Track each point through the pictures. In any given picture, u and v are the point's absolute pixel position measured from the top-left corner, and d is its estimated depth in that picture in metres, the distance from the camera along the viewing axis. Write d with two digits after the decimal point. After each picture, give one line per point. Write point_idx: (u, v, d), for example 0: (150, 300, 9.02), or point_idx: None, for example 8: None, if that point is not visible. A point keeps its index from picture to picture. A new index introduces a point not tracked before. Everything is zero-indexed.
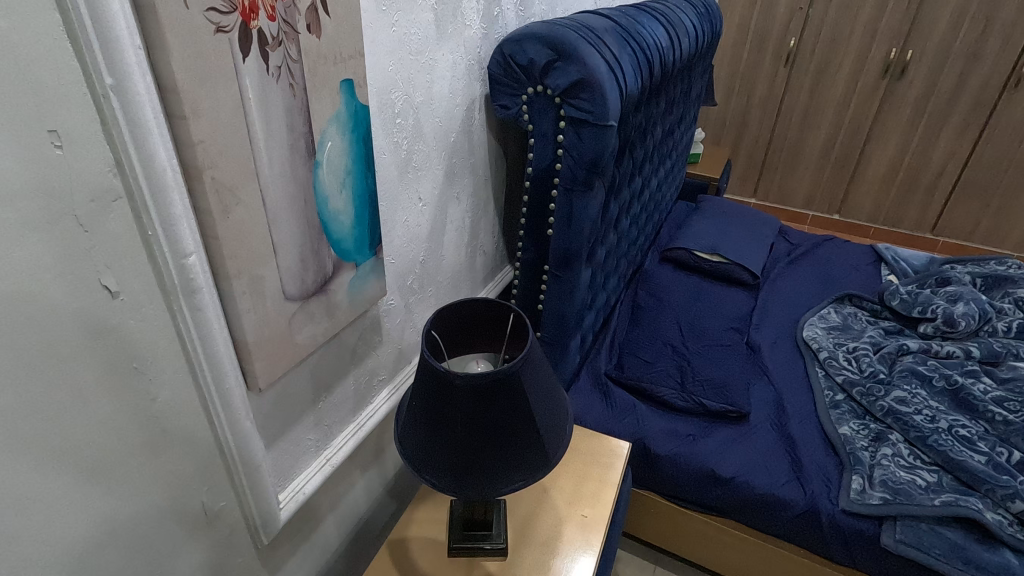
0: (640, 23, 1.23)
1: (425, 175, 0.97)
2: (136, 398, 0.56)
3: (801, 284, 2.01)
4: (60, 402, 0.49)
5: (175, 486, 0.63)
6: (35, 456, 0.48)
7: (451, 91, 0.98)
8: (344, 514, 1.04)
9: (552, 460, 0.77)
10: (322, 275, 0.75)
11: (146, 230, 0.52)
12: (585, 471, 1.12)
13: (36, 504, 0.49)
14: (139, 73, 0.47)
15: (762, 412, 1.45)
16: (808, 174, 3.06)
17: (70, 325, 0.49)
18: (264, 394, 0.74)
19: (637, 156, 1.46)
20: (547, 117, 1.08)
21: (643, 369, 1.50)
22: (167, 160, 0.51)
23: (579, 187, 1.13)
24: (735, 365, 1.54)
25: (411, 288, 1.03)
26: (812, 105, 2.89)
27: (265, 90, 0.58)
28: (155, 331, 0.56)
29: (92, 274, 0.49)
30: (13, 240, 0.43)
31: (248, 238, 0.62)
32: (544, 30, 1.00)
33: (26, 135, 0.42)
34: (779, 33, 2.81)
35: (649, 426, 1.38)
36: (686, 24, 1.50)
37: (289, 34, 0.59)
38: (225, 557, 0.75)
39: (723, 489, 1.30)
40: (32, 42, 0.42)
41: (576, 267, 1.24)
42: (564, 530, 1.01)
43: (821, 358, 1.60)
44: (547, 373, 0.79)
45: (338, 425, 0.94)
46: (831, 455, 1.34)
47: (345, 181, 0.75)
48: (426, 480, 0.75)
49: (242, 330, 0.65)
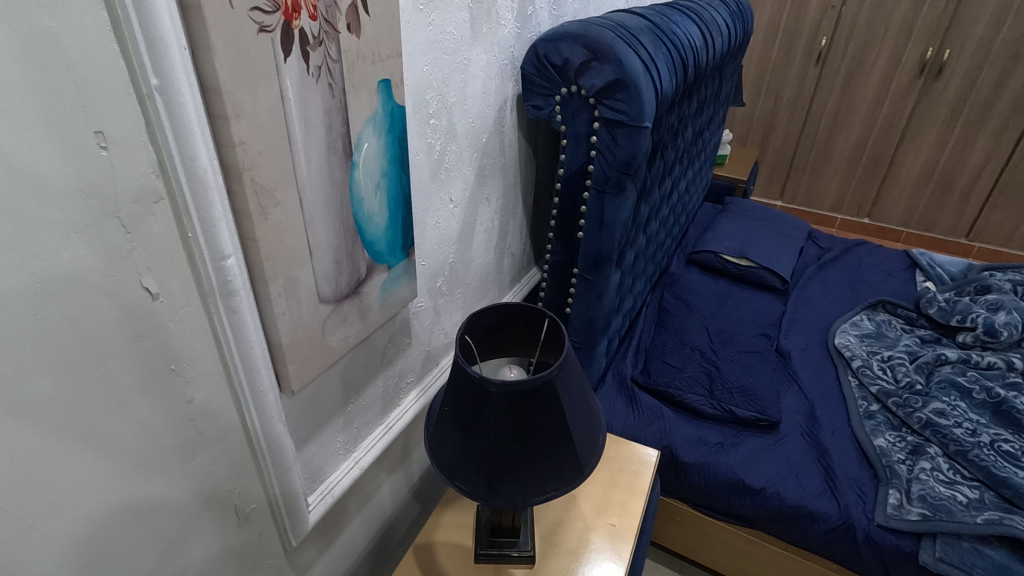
0: (675, 21, 1.21)
1: (456, 176, 0.96)
2: (173, 399, 0.56)
3: (832, 290, 1.96)
4: (100, 403, 0.49)
5: (208, 487, 0.63)
6: (74, 457, 0.48)
7: (484, 92, 0.97)
8: (371, 516, 1.03)
9: (585, 470, 0.75)
10: (355, 277, 0.74)
11: (186, 231, 0.52)
12: (613, 478, 1.10)
13: (75, 506, 0.49)
14: (183, 72, 0.47)
15: (793, 421, 1.41)
16: (837, 176, 2.99)
17: (110, 327, 0.48)
18: (296, 396, 0.73)
19: (668, 158, 1.44)
20: (581, 118, 1.06)
21: (670, 374, 1.47)
22: (208, 161, 0.51)
23: (611, 189, 1.11)
24: (765, 371, 1.50)
25: (441, 290, 1.02)
26: (843, 105, 2.82)
27: (305, 90, 0.58)
28: (192, 333, 0.56)
29: (133, 276, 0.49)
30: (58, 241, 0.43)
31: (285, 240, 0.61)
32: (579, 30, 0.98)
33: (74, 135, 0.42)
34: (811, 31, 2.74)
35: (676, 432, 1.36)
36: (720, 23, 1.47)
37: (329, 33, 0.58)
38: (256, 558, 0.75)
39: (752, 500, 1.27)
40: (80, 42, 0.41)
41: (605, 270, 1.22)
42: (592, 539, 0.99)
43: (854, 367, 1.56)
44: (580, 381, 0.77)
45: (367, 427, 0.93)
46: (865, 468, 1.30)
47: (380, 183, 0.74)
48: (457, 488, 0.74)
49: (277, 332, 0.64)
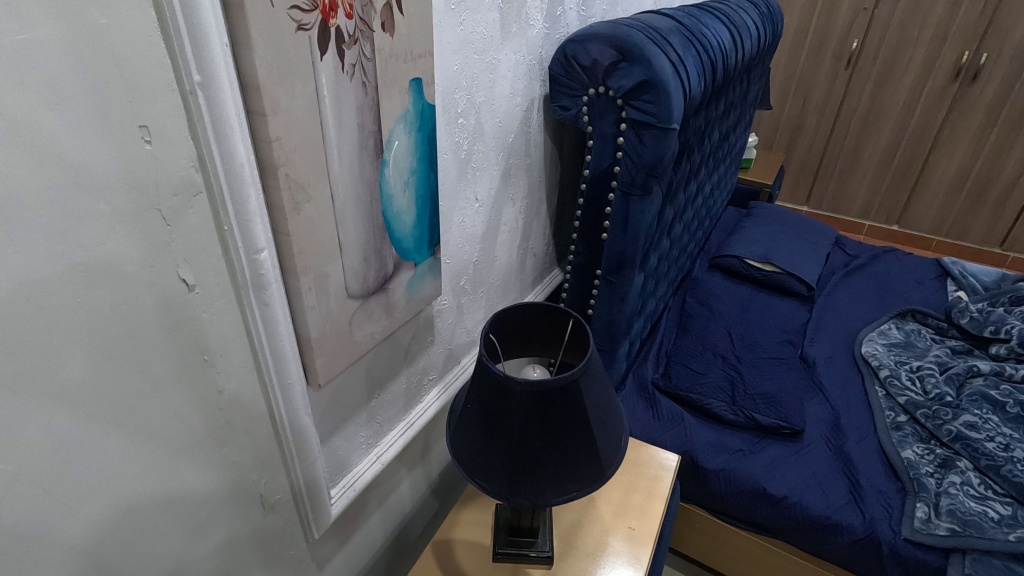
0: (704, 23, 1.19)
1: (483, 175, 0.96)
2: (205, 389, 0.57)
3: (859, 298, 1.92)
4: (138, 391, 0.50)
5: (236, 475, 0.64)
6: (112, 442, 0.49)
7: (512, 92, 0.97)
8: (390, 512, 1.04)
9: (607, 472, 0.75)
10: (382, 274, 0.75)
11: (223, 224, 0.53)
12: (633, 482, 1.09)
13: (110, 490, 0.50)
14: (224, 69, 0.48)
15: (817, 429, 1.39)
16: (866, 182, 2.93)
17: (148, 316, 0.49)
18: (322, 390, 0.74)
19: (694, 160, 1.42)
20: (608, 119, 1.06)
21: (692, 379, 1.46)
22: (245, 155, 0.52)
23: (637, 191, 1.10)
24: (789, 379, 1.48)
25: (464, 289, 1.03)
26: (873, 109, 2.77)
27: (339, 88, 0.58)
28: (225, 325, 0.57)
29: (171, 267, 0.50)
30: (103, 232, 0.44)
31: (316, 236, 0.62)
32: (608, 30, 0.98)
33: (120, 129, 0.43)
34: (841, 34, 2.69)
35: (696, 437, 1.35)
36: (750, 24, 1.45)
37: (364, 32, 0.59)
38: (279, 549, 0.76)
39: (774, 509, 1.25)
40: (128, 38, 0.42)
41: (629, 273, 1.21)
42: (611, 542, 0.99)
43: (882, 377, 1.52)
44: (604, 383, 0.77)
45: (389, 423, 0.94)
46: (892, 480, 1.27)
47: (409, 181, 0.75)
48: (479, 486, 0.74)
49: (306, 326, 0.65)
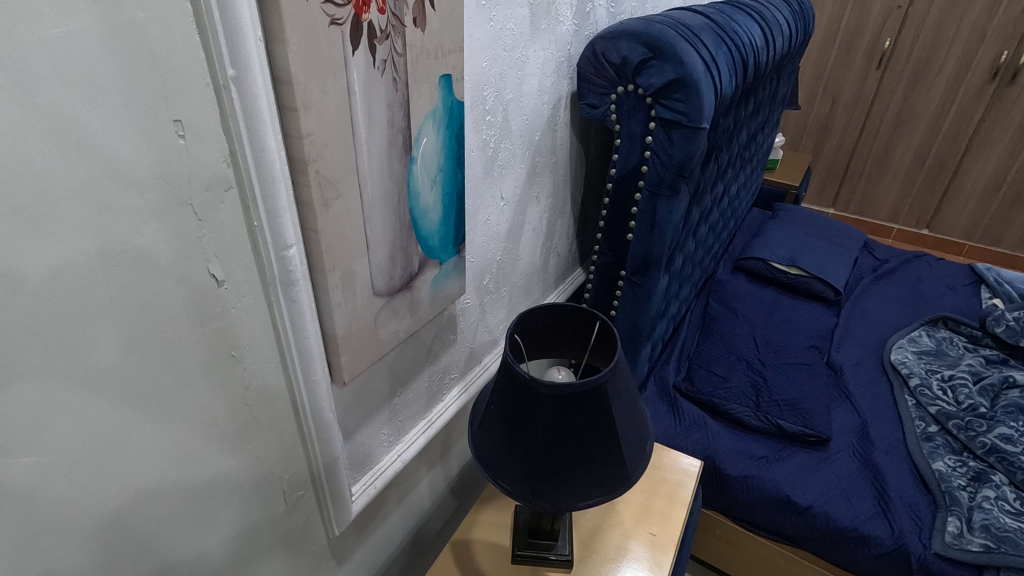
0: (736, 20, 1.17)
1: (508, 173, 0.95)
2: (233, 384, 0.57)
3: (888, 304, 1.87)
4: (166, 385, 0.50)
5: (260, 470, 0.65)
6: (141, 435, 0.49)
7: (540, 89, 0.96)
8: (409, 510, 1.04)
9: (631, 478, 0.73)
10: (408, 272, 0.74)
11: (253, 220, 0.53)
12: (655, 487, 1.08)
13: (137, 483, 0.50)
14: (257, 63, 0.47)
15: (844, 438, 1.35)
16: (896, 185, 2.85)
17: (179, 311, 0.49)
18: (346, 387, 0.74)
19: (721, 161, 1.40)
20: (637, 118, 1.04)
21: (715, 383, 1.44)
22: (276, 150, 0.52)
23: (665, 191, 1.09)
24: (814, 385, 1.44)
25: (487, 288, 1.02)
26: (905, 110, 2.69)
27: (370, 84, 0.58)
28: (253, 321, 0.57)
29: (201, 262, 0.50)
30: (137, 226, 0.44)
31: (345, 233, 0.62)
32: (640, 27, 0.96)
33: (155, 124, 0.43)
34: (873, 32, 2.62)
35: (718, 443, 1.32)
36: (782, 21, 1.42)
37: (396, 27, 0.58)
38: (300, 545, 0.77)
39: (798, 518, 1.22)
40: (164, 32, 0.42)
41: (654, 274, 1.20)
42: (631, 547, 0.97)
43: (912, 385, 1.48)
44: (630, 387, 0.75)
45: (410, 421, 0.94)
46: (922, 492, 1.24)
47: (436, 178, 0.74)
48: (501, 488, 0.74)
49: (332, 323, 0.65)
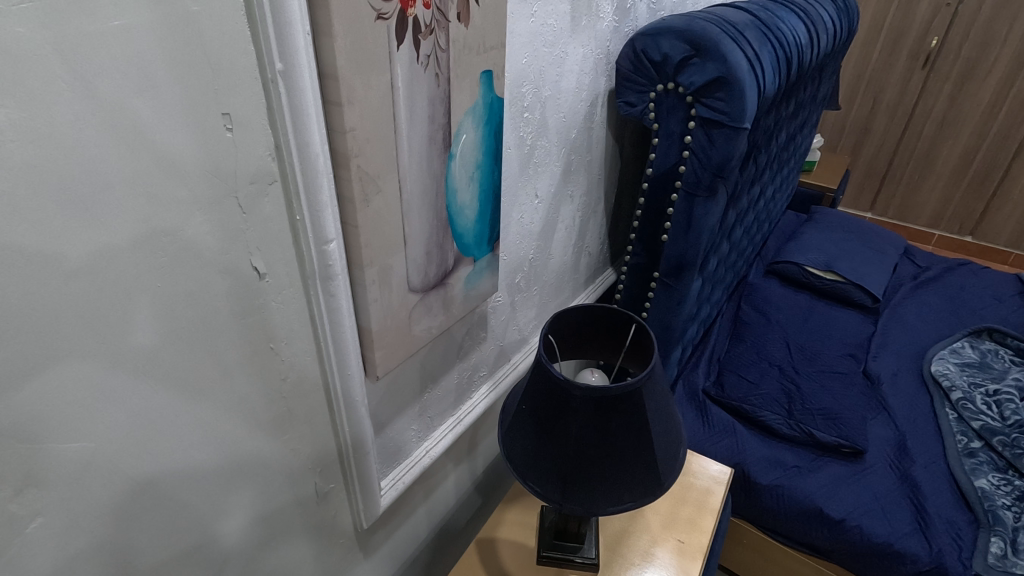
0: (780, 17, 1.13)
1: (544, 171, 0.94)
2: (271, 376, 0.58)
3: (929, 313, 1.80)
4: (207, 375, 0.51)
5: (293, 461, 0.65)
6: (181, 424, 0.50)
7: (578, 86, 0.95)
8: (435, 506, 1.04)
9: (664, 483, 0.72)
10: (443, 269, 0.74)
11: (295, 214, 0.53)
12: (683, 494, 1.06)
13: (174, 470, 0.51)
14: (305, 57, 0.47)
15: (880, 450, 1.31)
16: (938, 189, 2.75)
17: (222, 303, 0.50)
18: (379, 382, 0.75)
19: (759, 162, 1.36)
20: (676, 116, 1.02)
21: (746, 389, 1.40)
22: (320, 145, 0.52)
23: (703, 192, 1.06)
24: (850, 394, 1.40)
25: (519, 286, 1.01)
26: (951, 112, 2.59)
27: (413, 79, 0.57)
28: (292, 314, 0.57)
29: (244, 254, 0.50)
30: (185, 217, 0.45)
31: (383, 229, 0.62)
32: (683, 24, 0.94)
33: (205, 117, 0.44)
34: (919, 31, 2.53)
35: (748, 450, 1.30)
36: (827, 19, 1.37)
37: (440, 22, 0.58)
38: (329, 538, 0.77)
39: (831, 531, 1.18)
40: (217, 26, 0.42)
41: (688, 276, 1.17)
42: (657, 553, 0.96)
43: (954, 399, 1.43)
44: (665, 392, 0.74)
45: (439, 418, 0.94)
46: (963, 510, 1.19)
47: (474, 175, 0.74)
48: (531, 488, 0.73)
49: (368, 318, 0.65)
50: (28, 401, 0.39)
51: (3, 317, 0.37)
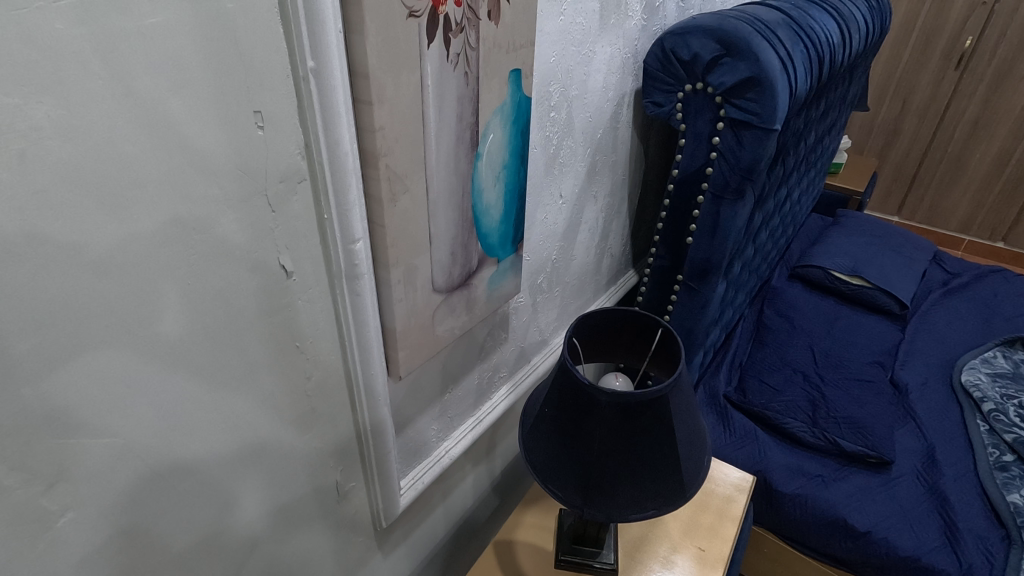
0: (813, 16, 1.11)
1: (568, 171, 0.93)
2: (295, 374, 0.58)
3: (959, 321, 1.75)
4: (233, 372, 0.51)
5: (315, 460, 0.65)
6: (208, 421, 0.50)
7: (604, 86, 0.94)
8: (453, 507, 1.04)
9: (689, 491, 0.71)
10: (467, 269, 0.73)
11: (323, 213, 0.53)
12: (704, 501, 1.04)
13: (198, 466, 0.51)
14: (337, 54, 0.47)
15: (907, 461, 1.28)
16: (969, 194, 2.68)
17: (249, 301, 0.50)
18: (401, 382, 0.74)
19: (787, 164, 1.33)
20: (704, 117, 1.00)
21: (769, 396, 1.38)
22: (349, 144, 0.51)
23: (730, 195, 1.04)
24: (877, 403, 1.37)
25: (541, 287, 1.00)
26: (985, 114, 2.52)
27: (443, 78, 0.57)
28: (318, 313, 0.57)
29: (273, 252, 0.50)
30: (216, 214, 0.45)
31: (409, 228, 0.61)
32: (713, 23, 0.93)
33: (237, 114, 0.43)
34: (953, 30, 2.46)
35: (771, 458, 1.27)
36: (860, 18, 1.34)
37: (471, 20, 0.57)
38: (348, 536, 0.77)
39: (855, 543, 1.16)
40: (251, 24, 0.42)
41: (713, 280, 1.16)
42: (677, 560, 0.95)
43: (985, 410, 1.38)
44: (690, 398, 0.72)
45: (459, 418, 0.93)
46: (994, 525, 1.16)
47: (500, 175, 0.73)
48: (552, 492, 0.72)
49: (392, 318, 0.65)
50: (59, 395, 0.40)
51: (36, 311, 0.37)
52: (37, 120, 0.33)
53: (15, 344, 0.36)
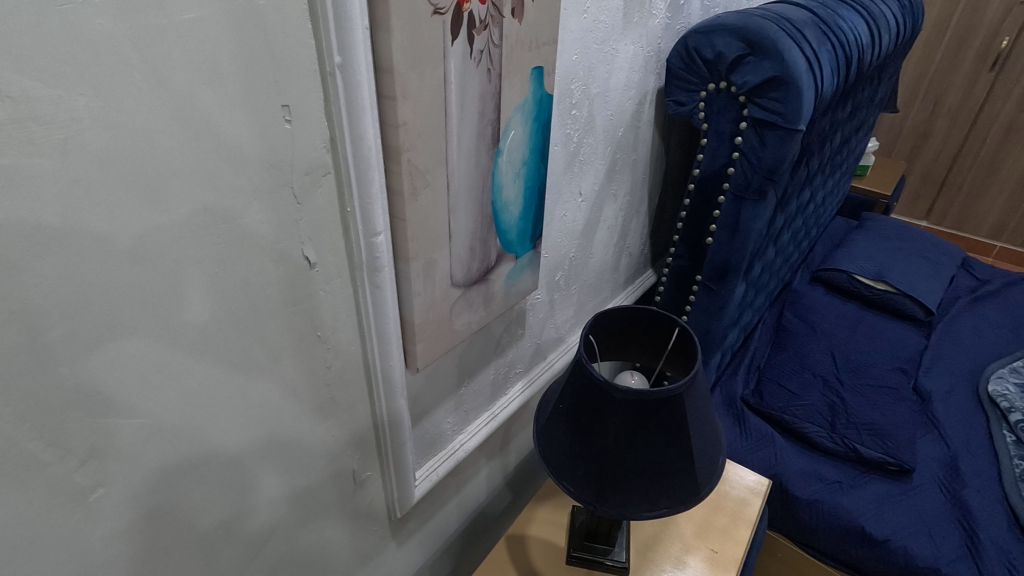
0: (841, 14, 1.09)
1: (589, 169, 0.93)
2: (316, 363, 0.59)
3: (988, 329, 1.71)
4: (256, 359, 0.52)
5: (332, 448, 0.67)
6: (231, 405, 0.52)
7: (626, 84, 0.93)
8: (466, 500, 1.05)
9: (703, 491, 0.71)
10: (485, 264, 0.74)
11: (346, 205, 0.54)
12: (718, 503, 1.04)
13: (220, 450, 0.53)
14: (363, 50, 0.48)
15: (929, 470, 1.25)
16: (1002, 199, 2.61)
17: (273, 290, 0.51)
18: (418, 373, 0.75)
19: (811, 165, 1.31)
20: (727, 117, 1.00)
21: (787, 399, 1.36)
22: (373, 139, 0.52)
23: (752, 196, 1.04)
24: (898, 410, 1.34)
25: (558, 285, 1.01)
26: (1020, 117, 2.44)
27: (466, 74, 0.57)
28: (339, 304, 0.59)
29: (297, 243, 0.52)
30: (244, 205, 0.46)
31: (430, 222, 0.62)
32: (738, 21, 0.92)
33: (265, 107, 0.45)
34: (989, 30, 2.39)
35: (787, 462, 1.26)
36: (891, 17, 1.31)
37: (494, 18, 0.58)
38: (363, 524, 0.79)
39: (872, 551, 1.14)
40: (281, 20, 0.43)
41: (732, 281, 1.15)
42: (690, 561, 0.94)
43: (1012, 421, 1.35)
44: (706, 399, 0.72)
45: (474, 412, 0.94)
46: (1018, 539, 1.13)
47: (520, 172, 0.73)
48: (565, 488, 0.73)
49: (411, 310, 0.66)
50: (93, 375, 0.41)
51: (73, 294, 0.38)
52: (78, 111, 0.35)
53: (53, 326, 0.38)
